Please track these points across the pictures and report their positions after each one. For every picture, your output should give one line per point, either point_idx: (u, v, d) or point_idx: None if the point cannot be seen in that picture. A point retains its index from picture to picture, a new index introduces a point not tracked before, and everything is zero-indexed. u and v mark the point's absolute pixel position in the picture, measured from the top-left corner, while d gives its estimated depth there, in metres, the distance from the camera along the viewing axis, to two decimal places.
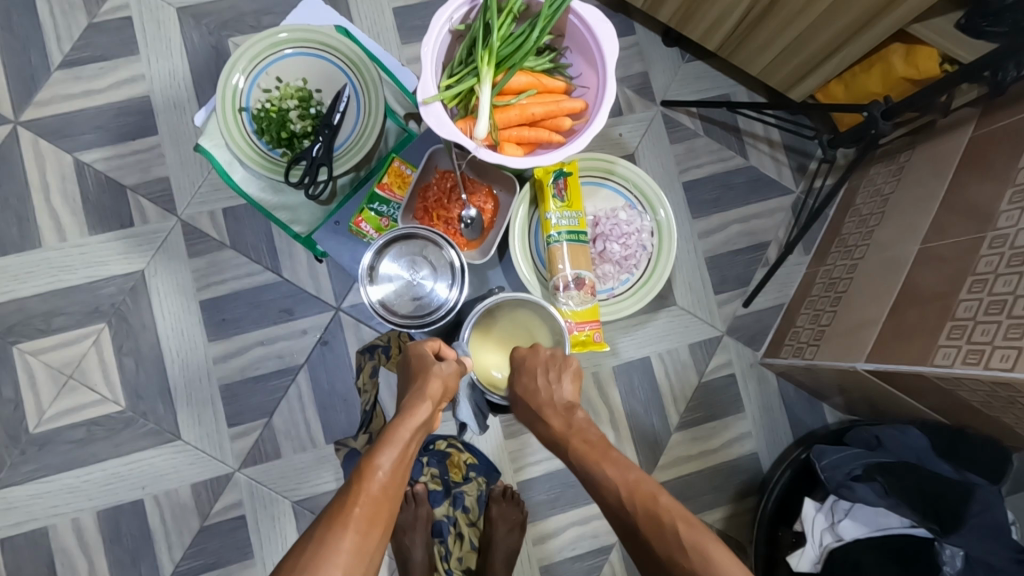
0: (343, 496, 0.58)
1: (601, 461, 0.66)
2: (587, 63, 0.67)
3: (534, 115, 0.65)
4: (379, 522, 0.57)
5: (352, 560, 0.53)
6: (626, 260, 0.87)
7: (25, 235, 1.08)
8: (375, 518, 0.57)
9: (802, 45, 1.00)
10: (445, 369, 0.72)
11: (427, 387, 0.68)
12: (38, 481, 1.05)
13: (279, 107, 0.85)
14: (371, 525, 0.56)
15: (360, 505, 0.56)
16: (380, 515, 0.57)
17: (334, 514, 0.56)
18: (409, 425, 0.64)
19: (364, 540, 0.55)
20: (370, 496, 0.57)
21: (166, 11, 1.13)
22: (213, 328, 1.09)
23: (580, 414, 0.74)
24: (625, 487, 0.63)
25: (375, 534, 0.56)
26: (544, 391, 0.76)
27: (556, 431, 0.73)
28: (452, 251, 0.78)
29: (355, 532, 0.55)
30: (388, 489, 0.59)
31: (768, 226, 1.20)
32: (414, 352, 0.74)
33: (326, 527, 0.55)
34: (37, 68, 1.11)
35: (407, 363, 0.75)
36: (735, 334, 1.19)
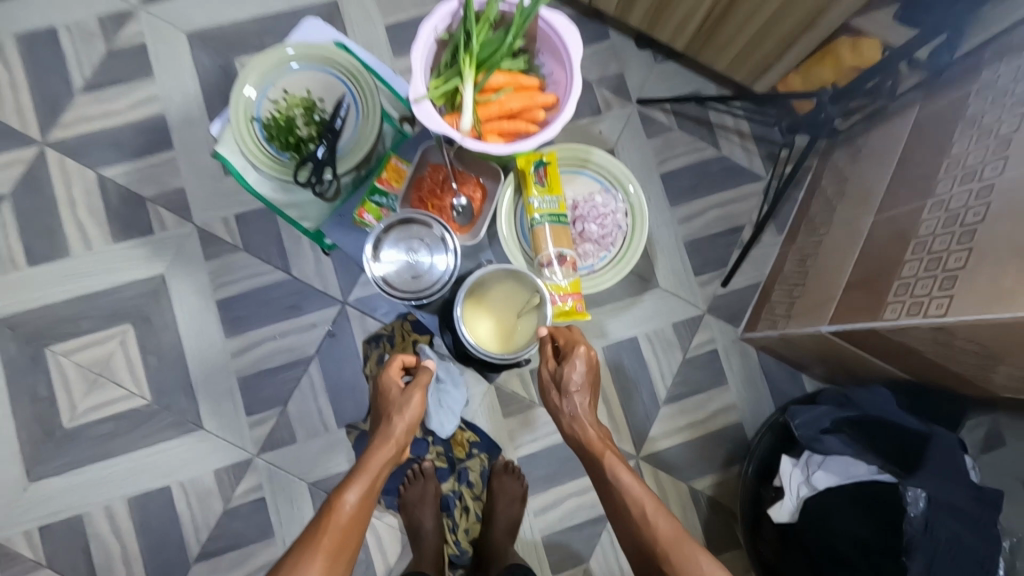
0: (314, 528, 0.68)
1: (622, 471, 0.72)
2: (557, 62, 0.76)
3: (512, 109, 0.73)
4: (343, 551, 0.67)
5: None
6: (604, 238, 0.93)
7: (54, 246, 1.17)
8: (340, 548, 0.67)
9: (762, 40, 1.09)
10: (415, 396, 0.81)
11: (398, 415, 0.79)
12: (73, 472, 1.13)
13: (287, 115, 0.93)
14: (337, 553, 0.67)
15: (327, 535, 0.67)
16: (346, 544, 0.68)
17: (305, 543, 0.67)
18: (376, 461, 0.74)
19: (331, 565, 0.66)
20: (338, 526, 0.68)
21: (178, 36, 1.24)
22: (229, 325, 1.18)
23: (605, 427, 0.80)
24: (644, 502, 0.69)
25: (339, 562, 0.66)
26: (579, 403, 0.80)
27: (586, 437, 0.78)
28: (442, 227, 0.85)
29: (322, 558, 0.65)
30: (354, 520, 0.69)
31: (743, 210, 1.30)
32: (384, 381, 0.85)
33: (298, 554, 0.66)
34: (60, 92, 1.21)
35: (381, 393, 0.85)
36: (715, 312, 1.27)
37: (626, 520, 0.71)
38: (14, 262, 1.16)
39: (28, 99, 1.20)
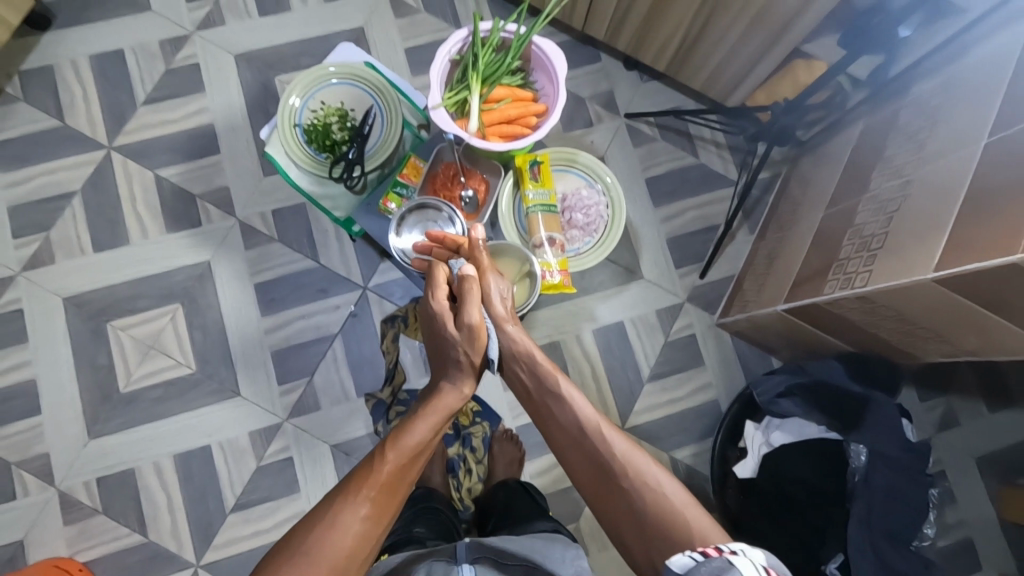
0: (354, 480, 0.73)
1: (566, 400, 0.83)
2: (548, 79, 0.93)
3: (511, 116, 0.90)
4: (382, 508, 0.72)
5: (360, 528, 0.69)
6: (588, 226, 1.09)
7: (116, 235, 1.35)
8: (379, 502, 0.72)
9: (730, 62, 1.27)
10: (476, 322, 0.83)
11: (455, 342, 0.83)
12: (127, 431, 1.29)
13: (324, 122, 1.11)
14: (374, 506, 0.71)
15: (370, 487, 0.72)
16: (383, 500, 0.72)
17: (346, 492, 0.72)
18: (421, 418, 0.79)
19: (370, 521, 0.70)
20: (379, 481, 0.73)
21: (226, 57, 1.43)
22: (265, 305, 1.35)
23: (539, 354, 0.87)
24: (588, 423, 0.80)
25: (378, 520, 0.71)
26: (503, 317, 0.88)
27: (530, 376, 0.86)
28: (447, 208, 1.02)
29: (364, 510, 0.70)
30: (395, 477, 0.74)
31: (718, 211, 1.47)
32: (430, 313, 0.87)
33: (340, 499, 0.71)
34: (125, 104, 1.41)
35: (433, 321, 0.88)
36: (694, 301, 1.43)
37: (576, 439, 0.80)
38: (82, 249, 1.34)
39: (97, 110, 1.40)
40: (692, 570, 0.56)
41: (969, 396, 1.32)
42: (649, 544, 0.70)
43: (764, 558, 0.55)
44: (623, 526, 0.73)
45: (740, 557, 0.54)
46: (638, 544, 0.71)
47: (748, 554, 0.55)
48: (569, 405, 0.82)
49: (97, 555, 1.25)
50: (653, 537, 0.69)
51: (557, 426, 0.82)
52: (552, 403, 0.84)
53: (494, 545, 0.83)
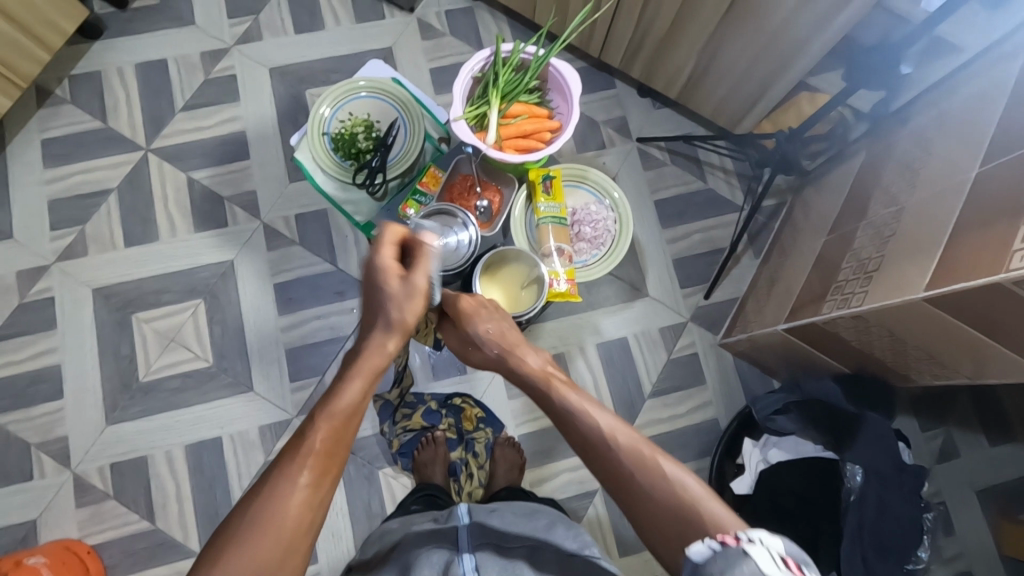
0: (292, 451, 0.71)
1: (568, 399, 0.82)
2: (563, 98, 0.99)
3: (526, 131, 0.96)
4: (327, 473, 0.70)
5: (300, 496, 0.67)
6: (596, 239, 1.11)
7: (147, 232, 1.42)
8: (323, 469, 0.70)
9: (739, 91, 1.33)
10: (420, 285, 0.82)
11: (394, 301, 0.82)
12: (143, 419, 1.34)
13: (351, 132, 1.18)
14: (321, 474, 0.70)
15: (309, 455, 0.70)
16: (328, 467, 0.70)
17: (287, 461, 0.69)
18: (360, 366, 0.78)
19: (315, 484, 0.69)
20: (318, 449, 0.70)
21: (262, 70, 1.53)
22: (282, 305, 1.41)
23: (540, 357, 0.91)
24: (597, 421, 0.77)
25: (323, 486, 0.69)
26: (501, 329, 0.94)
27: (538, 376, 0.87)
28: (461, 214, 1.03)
29: (306, 475, 0.68)
30: (335, 444, 0.72)
31: (723, 235, 1.52)
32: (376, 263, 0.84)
33: (279, 469, 0.69)
34: (164, 110, 1.49)
35: (370, 265, 0.85)
36: (697, 320, 1.47)
37: (595, 443, 0.75)
38: (113, 244, 1.41)
39: (138, 114, 1.48)
40: (711, 558, 0.54)
41: (966, 425, 1.33)
42: (670, 543, 0.66)
43: (783, 547, 0.52)
44: (647, 526, 0.69)
45: (755, 546, 0.52)
46: (658, 538, 0.67)
47: (763, 541, 0.53)
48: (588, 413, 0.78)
49: (105, 539, 1.28)
50: (674, 535, 0.66)
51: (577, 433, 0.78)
52: (573, 412, 0.80)
53: (496, 528, 0.86)
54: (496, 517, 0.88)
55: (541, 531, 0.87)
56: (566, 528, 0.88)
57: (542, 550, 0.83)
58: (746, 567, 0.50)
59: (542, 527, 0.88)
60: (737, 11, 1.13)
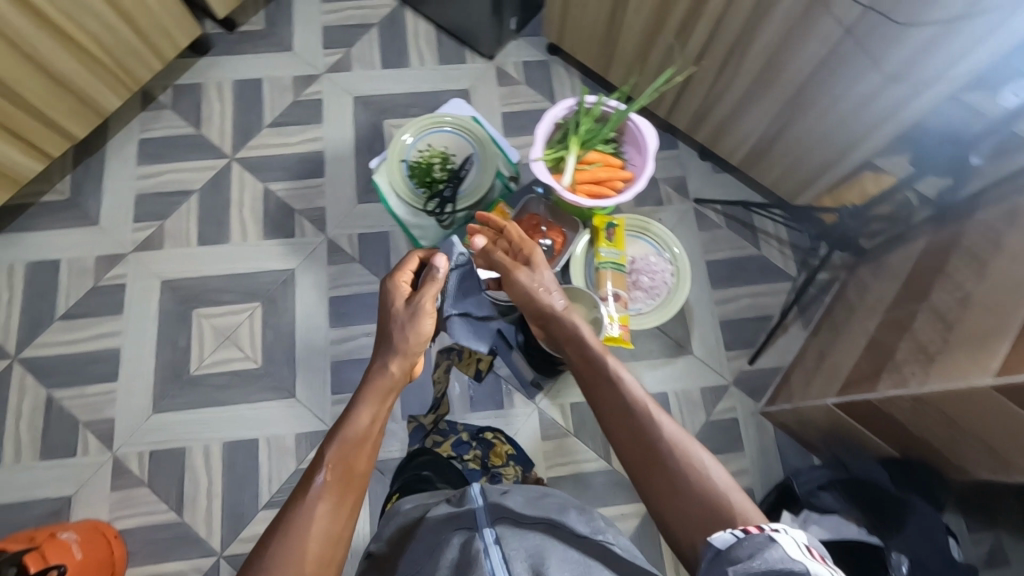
0: (316, 471, 0.77)
1: (604, 380, 0.87)
2: (637, 151, 1.03)
3: (600, 177, 1.00)
4: (349, 491, 0.77)
5: (323, 521, 0.73)
6: (652, 289, 1.13)
7: (220, 233, 1.50)
8: (347, 488, 0.77)
9: (804, 163, 1.36)
10: (428, 309, 0.95)
11: (422, 319, 0.94)
12: (187, 411, 1.37)
13: (428, 162, 1.24)
14: (343, 494, 0.76)
15: (335, 476, 0.77)
16: (351, 487, 0.77)
17: (311, 484, 0.76)
18: (378, 385, 0.86)
19: (338, 504, 0.75)
20: (343, 470, 0.78)
21: (347, 98, 1.64)
22: (335, 318, 1.45)
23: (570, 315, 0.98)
24: (634, 401, 0.83)
25: (346, 504, 0.76)
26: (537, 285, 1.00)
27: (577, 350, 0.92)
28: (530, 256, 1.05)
29: (332, 496, 0.75)
30: (358, 453, 0.80)
31: (773, 303, 1.52)
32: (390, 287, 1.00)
33: (303, 496, 0.75)
34: (253, 124, 1.60)
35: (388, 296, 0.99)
36: (739, 385, 1.46)
37: (626, 420, 0.83)
38: (188, 240, 1.49)
39: (229, 125, 1.60)
40: (734, 543, 0.63)
41: (1019, 532, 1.27)
42: (692, 529, 0.73)
43: (805, 539, 0.61)
44: (667, 510, 0.76)
45: (784, 537, 0.61)
46: (681, 526, 0.74)
47: (789, 534, 0.62)
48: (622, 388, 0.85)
49: (132, 525, 1.30)
50: (702, 527, 0.72)
51: (607, 407, 0.85)
52: (607, 381, 0.87)
53: (511, 509, 0.86)
54: (512, 499, 0.88)
55: (553, 510, 0.87)
56: (579, 514, 0.88)
57: (558, 530, 0.84)
58: (774, 551, 0.59)
59: (555, 507, 0.89)
60: (814, 86, 1.18)
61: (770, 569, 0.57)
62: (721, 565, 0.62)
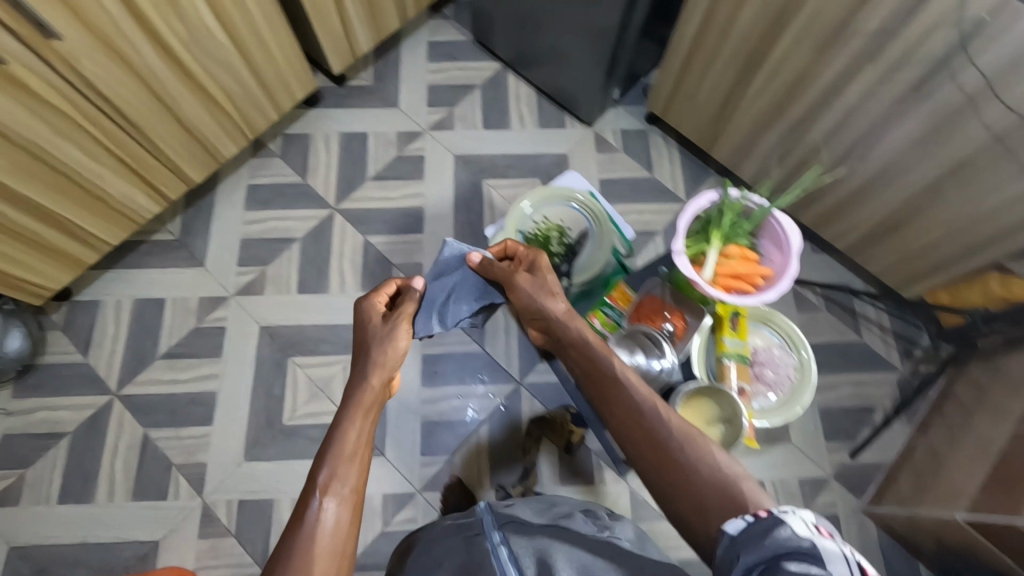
0: (308, 488, 0.73)
1: (606, 383, 0.84)
2: (776, 246, 1.01)
3: (739, 273, 0.98)
4: (352, 502, 0.73)
5: (332, 536, 0.69)
6: (776, 384, 1.09)
7: (319, 283, 1.52)
8: (352, 504, 0.73)
9: (923, 256, 1.32)
10: (402, 331, 0.96)
11: (398, 337, 0.94)
12: (278, 462, 1.37)
13: (544, 235, 1.24)
14: (347, 506, 0.72)
15: (322, 480, 0.73)
16: (353, 498, 0.73)
17: (305, 505, 0.71)
18: (364, 396, 0.84)
19: (342, 514, 0.71)
20: (335, 479, 0.73)
21: (448, 156, 1.67)
22: (427, 377, 1.45)
23: (567, 313, 0.97)
24: (643, 399, 0.80)
25: (346, 515, 0.71)
26: (533, 295, 1.01)
27: (580, 347, 0.92)
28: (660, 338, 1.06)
29: (330, 503, 0.71)
30: (352, 454, 0.77)
31: (875, 394, 1.47)
32: (361, 309, 1.01)
33: (296, 516, 0.70)
34: (356, 176, 1.64)
35: (364, 318, 1.01)
36: (840, 479, 1.40)
37: (636, 418, 0.79)
38: (288, 288, 1.52)
39: (334, 176, 1.64)
40: (747, 528, 0.57)
41: None
42: (706, 519, 0.68)
43: (814, 517, 0.57)
44: (681, 503, 0.71)
45: (791, 514, 0.56)
46: (695, 520, 0.69)
47: (798, 515, 0.57)
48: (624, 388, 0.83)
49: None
50: (714, 513, 0.67)
51: (618, 409, 0.82)
52: (614, 381, 0.84)
53: (520, 516, 0.92)
54: (521, 509, 0.95)
55: (561, 517, 0.94)
56: (584, 517, 0.94)
57: (566, 531, 0.87)
58: (784, 529, 0.54)
59: (563, 513, 0.96)
60: (948, 185, 1.16)
61: (782, 545, 0.53)
62: (736, 554, 0.57)
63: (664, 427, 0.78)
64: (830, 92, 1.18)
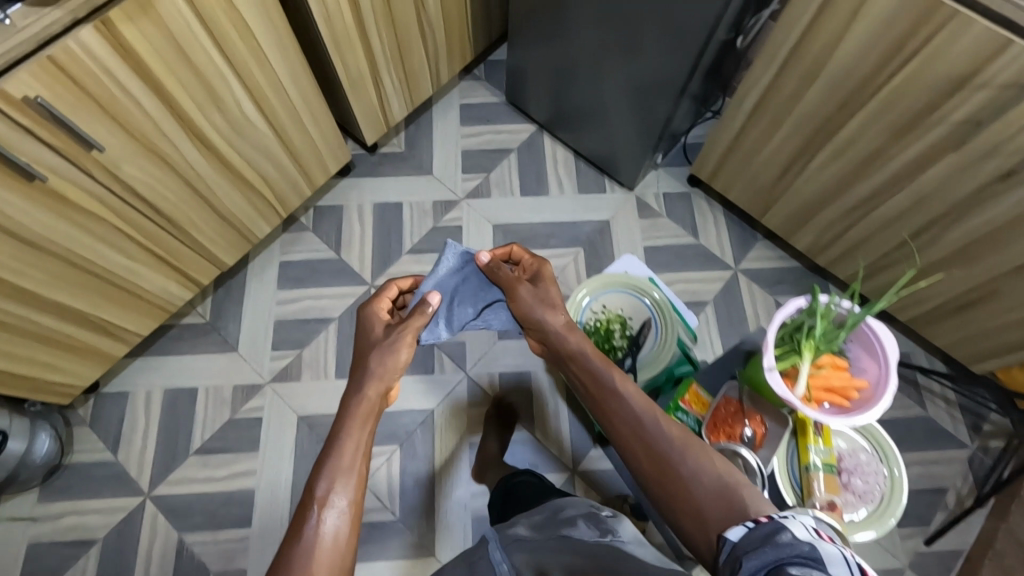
0: (300, 511, 0.67)
1: (603, 395, 0.82)
2: (867, 352, 0.94)
3: (833, 386, 0.91)
4: (349, 518, 0.68)
5: (328, 560, 0.64)
6: (866, 494, 1.01)
7: None
8: (349, 530, 0.67)
9: (1000, 335, 1.25)
10: (407, 339, 0.89)
11: (397, 345, 0.87)
12: None
13: (605, 326, 1.19)
14: (348, 530, 0.67)
15: (314, 492, 0.69)
16: (353, 520, 0.68)
17: (294, 534, 0.65)
18: (359, 402, 0.79)
19: (337, 531, 0.66)
20: (325, 497, 0.68)
21: (487, 225, 1.61)
22: (476, 467, 1.38)
23: (568, 323, 0.95)
24: (641, 407, 0.77)
25: (346, 537, 0.66)
26: (538, 304, 0.98)
27: (574, 355, 0.89)
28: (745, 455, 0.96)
29: (316, 515, 0.67)
30: (350, 465, 0.72)
31: (946, 473, 1.40)
32: (366, 314, 0.95)
33: (288, 539, 0.65)
34: (392, 250, 1.58)
35: (366, 321, 0.95)
36: (917, 569, 1.32)
37: (633, 428, 0.75)
38: (326, 373, 1.45)
39: (369, 250, 1.58)
40: (744, 535, 0.56)
41: None
42: (704, 527, 0.64)
43: (814, 523, 0.56)
44: (680, 512, 0.67)
45: (790, 519, 0.55)
46: (693, 526, 0.65)
47: (798, 519, 0.56)
48: (623, 396, 0.79)
49: None
50: (715, 521, 0.64)
51: (616, 418, 0.78)
52: (611, 393, 0.81)
53: (521, 536, 0.90)
54: (521, 527, 0.94)
55: (561, 526, 0.88)
56: (586, 522, 0.85)
57: (564, 538, 0.81)
58: (786, 534, 0.53)
59: (565, 523, 0.90)
60: None
61: (782, 553, 0.50)
62: (737, 559, 0.54)
63: (661, 433, 0.74)
64: (904, 174, 1.13)
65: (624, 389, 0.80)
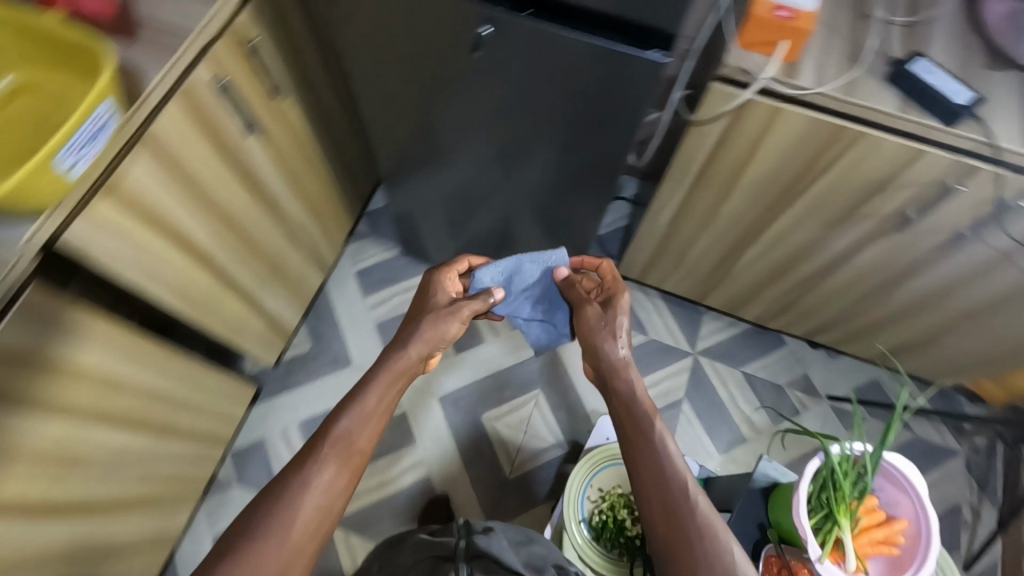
0: (280, 485, 0.66)
1: (635, 442, 0.73)
2: (891, 482, 0.91)
3: (879, 539, 0.85)
4: (324, 526, 0.66)
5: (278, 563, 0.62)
6: None
7: None
8: (321, 525, 0.65)
9: (963, 358, 1.27)
10: (447, 334, 0.83)
11: (449, 319, 0.83)
12: None
13: (612, 515, 1.05)
14: (319, 525, 0.65)
15: (293, 489, 0.66)
16: (325, 522, 0.66)
17: (272, 501, 0.65)
18: (383, 377, 0.76)
19: (305, 538, 0.64)
20: (307, 503, 0.65)
21: (432, 401, 1.46)
22: None
23: (625, 364, 0.80)
24: (671, 469, 0.70)
25: (313, 542, 0.64)
26: (597, 331, 0.84)
27: (620, 401, 0.78)
28: None
29: (281, 538, 0.63)
30: (347, 463, 0.69)
31: (953, 490, 1.41)
32: (432, 285, 0.92)
33: (260, 512, 0.64)
34: None
35: (427, 299, 0.90)
36: None
37: (659, 498, 0.69)
38: None
39: None
40: None
41: None
42: None
43: None
44: None
45: None
46: None
47: None
48: (659, 453, 0.71)
49: None
50: None
51: (644, 477, 0.71)
52: (640, 443, 0.73)
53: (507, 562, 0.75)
54: (506, 546, 0.78)
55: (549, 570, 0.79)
56: None
57: None
58: None
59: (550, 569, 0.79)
60: (983, 311, 1.11)
61: None
62: None
63: (683, 507, 0.68)
64: (839, 258, 1.11)
65: (665, 450, 0.71)
